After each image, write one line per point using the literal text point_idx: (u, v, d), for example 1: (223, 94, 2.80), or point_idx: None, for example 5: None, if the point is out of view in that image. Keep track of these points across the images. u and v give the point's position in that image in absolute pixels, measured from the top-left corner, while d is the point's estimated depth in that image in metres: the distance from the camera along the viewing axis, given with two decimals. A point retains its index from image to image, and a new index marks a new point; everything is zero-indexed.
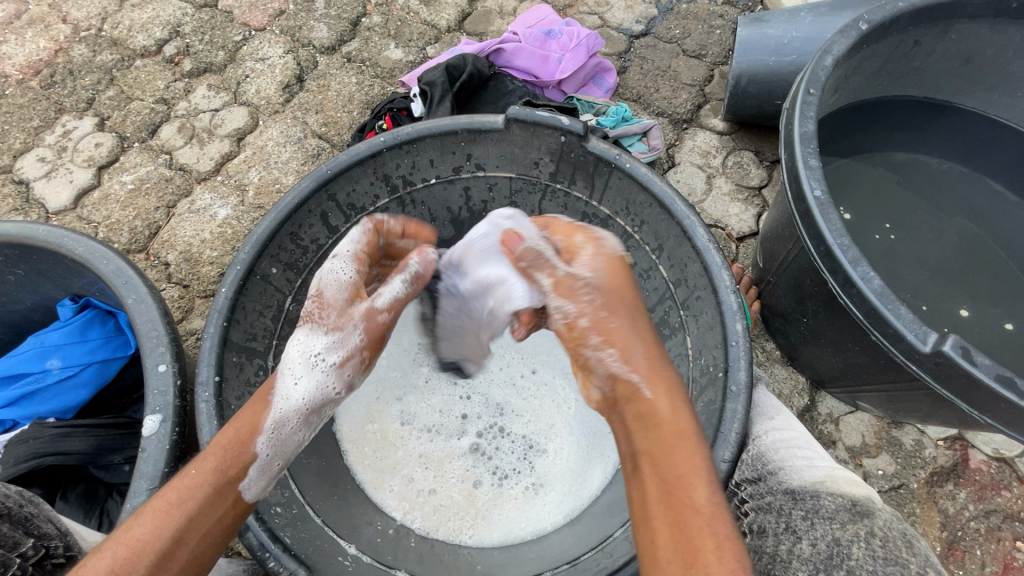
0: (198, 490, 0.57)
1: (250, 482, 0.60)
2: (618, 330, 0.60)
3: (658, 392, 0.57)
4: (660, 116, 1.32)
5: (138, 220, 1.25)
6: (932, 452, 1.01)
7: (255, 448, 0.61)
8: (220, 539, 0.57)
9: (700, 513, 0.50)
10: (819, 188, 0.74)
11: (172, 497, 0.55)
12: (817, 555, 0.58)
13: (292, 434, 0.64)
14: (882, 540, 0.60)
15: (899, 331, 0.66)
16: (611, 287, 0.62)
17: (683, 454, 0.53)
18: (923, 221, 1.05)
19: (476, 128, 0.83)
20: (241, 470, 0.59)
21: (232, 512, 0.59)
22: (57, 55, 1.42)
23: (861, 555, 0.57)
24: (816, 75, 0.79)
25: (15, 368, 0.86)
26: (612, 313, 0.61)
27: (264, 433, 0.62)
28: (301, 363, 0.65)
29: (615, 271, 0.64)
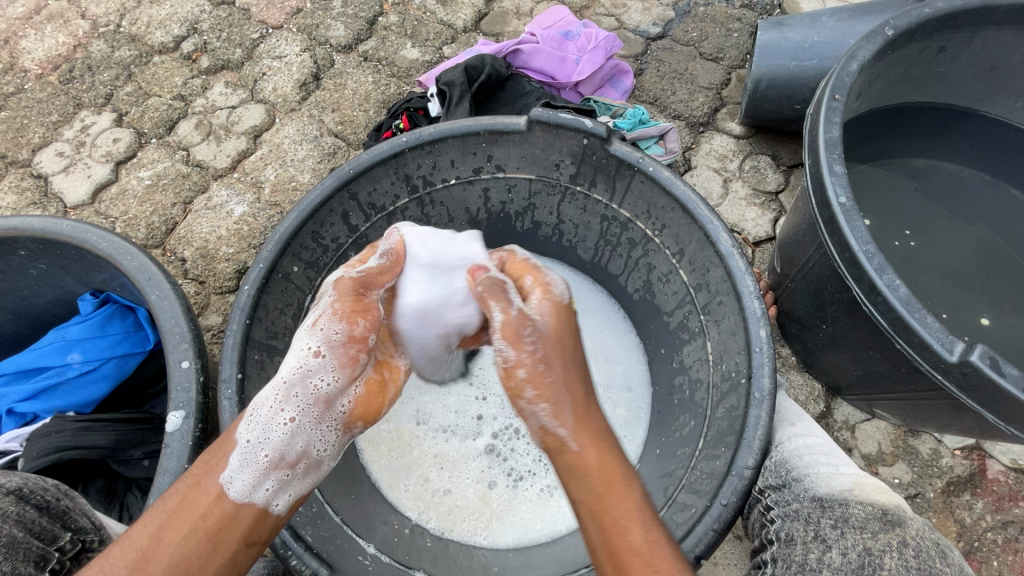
0: (183, 489, 0.56)
1: (232, 476, 0.56)
2: (551, 383, 0.59)
3: (589, 449, 0.58)
4: (676, 119, 1.31)
5: (155, 216, 1.26)
6: (950, 462, 1.00)
7: (235, 435, 0.59)
8: (205, 542, 0.54)
9: (638, 555, 0.52)
10: (844, 195, 0.73)
11: (163, 497, 0.56)
12: (849, 564, 0.60)
13: (270, 417, 0.60)
14: (914, 550, 0.61)
15: (925, 340, 0.66)
16: (553, 335, 0.61)
17: (615, 501, 0.56)
18: (944, 229, 1.04)
19: (498, 129, 0.83)
20: (219, 459, 0.57)
21: (215, 514, 0.55)
22: (75, 50, 1.43)
23: (893, 565, 0.59)
24: (841, 80, 0.79)
25: (38, 362, 0.87)
26: (551, 364, 0.60)
27: (246, 417, 0.61)
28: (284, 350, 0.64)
29: (560, 318, 0.63)
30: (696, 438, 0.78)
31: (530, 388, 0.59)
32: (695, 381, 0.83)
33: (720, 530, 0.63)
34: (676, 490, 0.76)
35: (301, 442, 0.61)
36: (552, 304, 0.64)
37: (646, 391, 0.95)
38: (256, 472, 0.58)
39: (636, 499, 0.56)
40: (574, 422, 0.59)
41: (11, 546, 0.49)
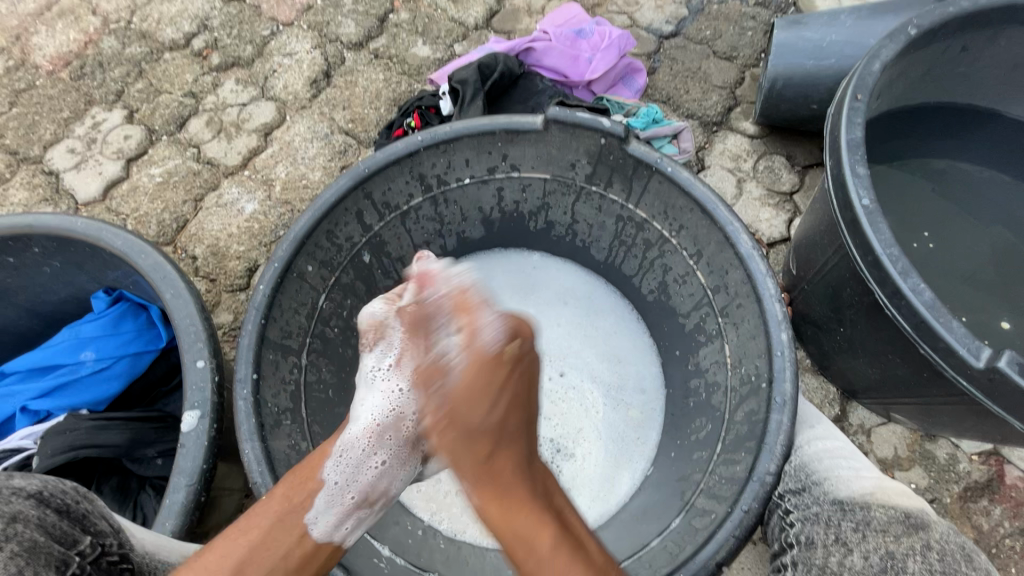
0: (265, 521, 0.61)
1: (317, 516, 0.63)
2: (451, 441, 0.62)
3: (489, 499, 0.62)
4: (689, 118, 1.30)
5: (166, 213, 1.26)
6: (967, 467, 0.99)
7: (321, 475, 0.65)
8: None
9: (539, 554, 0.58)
10: (867, 197, 0.72)
11: (240, 526, 0.60)
12: (870, 567, 0.59)
13: (362, 459, 0.68)
14: (938, 554, 0.60)
15: (950, 345, 0.65)
16: (461, 389, 0.60)
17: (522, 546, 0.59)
18: (963, 231, 1.02)
19: (514, 128, 0.82)
20: (307, 497, 0.63)
21: (296, 551, 0.60)
22: (87, 46, 1.43)
23: (918, 569, 0.58)
24: (864, 80, 0.78)
25: (52, 359, 0.87)
26: (452, 421, 0.62)
27: (332, 458, 0.67)
28: (365, 388, 0.73)
29: (476, 374, 0.60)
30: (713, 442, 0.77)
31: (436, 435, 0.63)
32: (711, 384, 0.82)
33: (741, 536, 0.62)
34: (693, 495, 0.75)
35: (384, 482, 0.70)
36: (472, 351, 0.60)
37: (659, 393, 0.94)
38: (342, 511, 0.65)
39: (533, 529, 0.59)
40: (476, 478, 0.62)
41: (32, 552, 0.47)
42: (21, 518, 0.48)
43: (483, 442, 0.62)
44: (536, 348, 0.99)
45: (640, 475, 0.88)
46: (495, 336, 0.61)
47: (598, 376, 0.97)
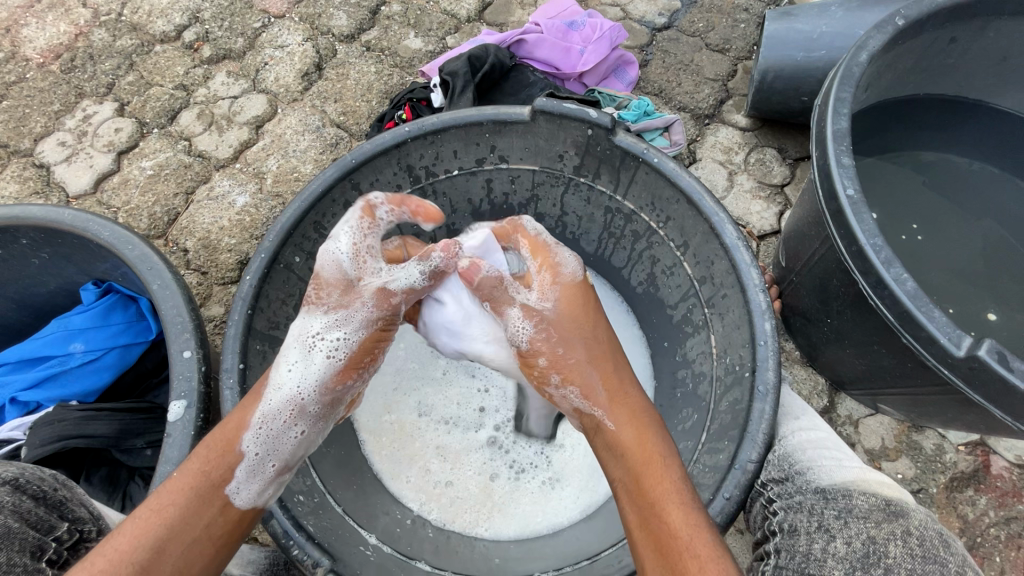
0: (183, 494, 0.57)
1: (240, 486, 0.60)
2: (576, 366, 0.68)
3: (624, 424, 0.64)
4: (681, 111, 1.30)
5: (158, 206, 1.25)
6: (953, 457, 1.00)
7: (241, 447, 0.61)
8: (213, 546, 0.57)
9: (678, 538, 0.54)
10: (852, 187, 0.73)
11: (152, 505, 0.56)
12: (853, 552, 0.59)
13: (281, 432, 0.64)
14: (919, 539, 0.60)
15: (932, 334, 0.66)
16: (569, 312, 0.71)
17: (654, 477, 0.59)
18: (950, 223, 1.03)
19: (502, 120, 0.82)
20: (227, 471, 0.60)
21: (220, 520, 0.58)
22: (77, 39, 1.42)
23: (899, 553, 0.58)
24: (850, 71, 0.78)
25: (40, 351, 0.87)
26: (571, 344, 0.69)
27: (252, 428, 0.62)
28: (296, 350, 0.66)
29: (574, 298, 0.72)
30: (699, 432, 0.78)
31: (556, 372, 0.69)
32: (698, 374, 0.82)
33: (722, 523, 0.63)
34: None
35: (303, 451, 0.66)
36: (564, 282, 0.73)
37: (648, 384, 0.94)
38: (265, 481, 0.62)
39: (677, 477, 0.59)
40: (606, 399, 0.67)
41: (6, 537, 0.50)
42: None
43: (591, 376, 0.68)
44: None
45: None
46: (575, 267, 0.75)
47: None
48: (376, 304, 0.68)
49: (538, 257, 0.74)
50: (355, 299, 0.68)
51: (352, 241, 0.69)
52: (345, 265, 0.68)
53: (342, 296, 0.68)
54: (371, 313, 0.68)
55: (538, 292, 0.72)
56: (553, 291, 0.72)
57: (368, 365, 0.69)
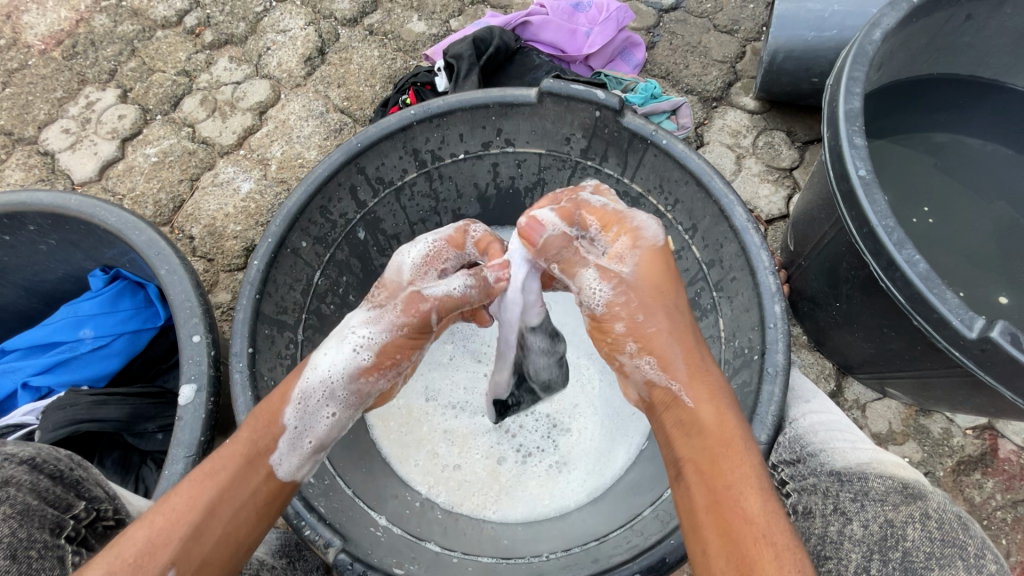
0: (223, 473, 0.55)
1: (282, 458, 0.58)
2: (655, 335, 0.62)
3: (704, 399, 0.58)
4: (689, 94, 1.28)
5: (162, 193, 1.25)
6: (961, 441, 1.00)
7: (284, 419, 0.59)
8: (253, 517, 0.55)
9: (755, 523, 0.50)
10: (864, 167, 0.72)
11: (179, 504, 0.52)
12: (870, 536, 0.60)
13: (317, 408, 0.61)
14: (937, 523, 0.60)
15: (944, 316, 0.65)
16: (649, 283, 0.63)
17: (731, 460, 0.53)
18: (962, 205, 1.01)
19: (508, 102, 0.81)
20: (272, 441, 0.58)
21: (266, 489, 0.57)
22: (78, 25, 1.41)
23: (917, 537, 0.59)
24: (863, 49, 0.76)
25: (51, 337, 0.87)
26: (650, 314, 0.62)
27: (292, 403, 0.60)
28: (333, 340, 0.62)
29: (657, 264, 0.64)
30: None
31: (633, 342, 0.62)
32: None
33: None
34: None
35: (337, 431, 0.63)
36: (645, 248, 0.65)
37: None
38: (301, 458, 0.60)
39: (757, 460, 0.54)
40: (686, 372, 0.60)
41: (25, 514, 0.52)
42: (12, 483, 0.53)
43: (682, 349, 0.61)
44: None
45: (635, 449, 0.89)
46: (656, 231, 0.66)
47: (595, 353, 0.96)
48: (404, 312, 0.62)
49: (611, 226, 0.66)
50: (391, 299, 0.64)
51: (425, 250, 0.68)
52: (406, 271, 0.66)
53: (389, 298, 0.64)
54: (403, 320, 0.62)
55: (613, 258, 0.65)
56: (635, 254, 0.64)
57: (399, 364, 0.64)
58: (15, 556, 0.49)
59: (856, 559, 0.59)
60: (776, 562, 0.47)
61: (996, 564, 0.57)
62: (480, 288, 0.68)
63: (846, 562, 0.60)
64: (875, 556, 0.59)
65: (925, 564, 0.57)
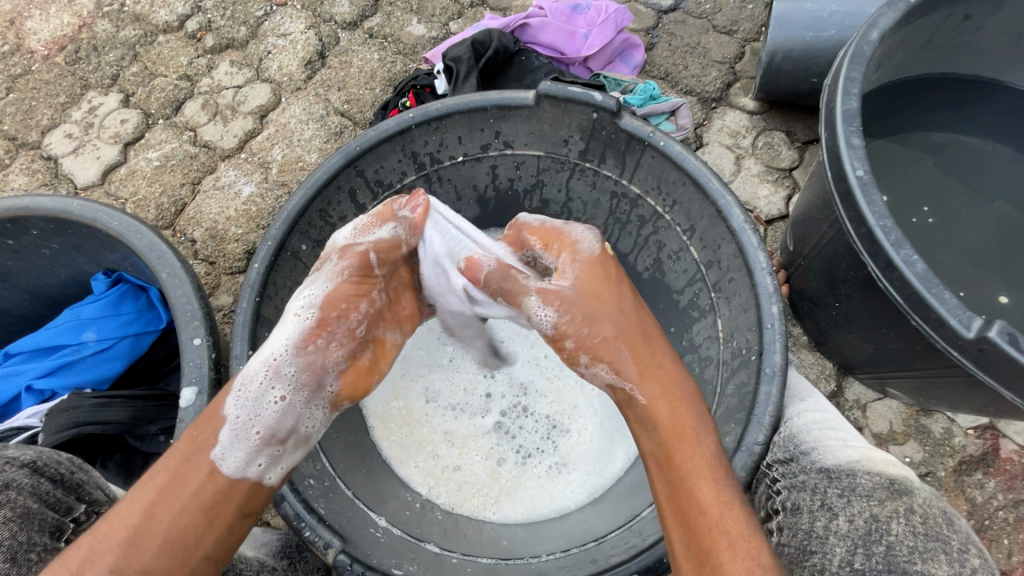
0: (154, 481, 0.56)
1: (224, 452, 0.58)
2: (604, 344, 0.64)
3: (660, 396, 0.61)
4: (688, 95, 1.28)
5: (164, 197, 1.26)
6: (962, 441, 0.99)
7: (224, 411, 0.60)
8: (201, 517, 0.56)
9: (707, 513, 0.55)
10: (862, 168, 0.72)
11: (115, 517, 0.54)
12: (857, 531, 0.61)
13: (260, 394, 0.61)
14: (922, 517, 0.61)
15: (942, 317, 0.65)
16: (590, 292, 0.65)
17: (686, 452, 0.58)
18: (962, 205, 1.01)
19: (506, 105, 0.81)
20: (212, 435, 0.59)
21: (208, 489, 0.57)
22: (81, 30, 1.42)
23: (901, 531, 0.60)
24: (861, 49, 0.76)
25: (54, 340, 0.88)
26: (595, 322, 0.64)
27: (232, 392, 0.61)
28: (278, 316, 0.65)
29: (593, 276, 0.66)
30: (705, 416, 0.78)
31: (583, 353, 0.65)
32: (705, 359, 0.82)
33: None
34: None
35: (291, 420, 0.62)
36: (583, 260, 0.67)
37: None
38: (249, 449, 0.60)
39: (711, 452, 0.58)
40: (638, 371, 0.63)
41: (25, 517, 0.53)
42: (13, 486, 0.54)
43: (633, 357, 0.63)
44: None
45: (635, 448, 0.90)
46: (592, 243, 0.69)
47: None
48: (342, 258, 0.67)
49: (552, 243, 0.70)
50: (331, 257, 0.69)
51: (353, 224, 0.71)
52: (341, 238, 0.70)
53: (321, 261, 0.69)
54: (341, 265, 0.67)
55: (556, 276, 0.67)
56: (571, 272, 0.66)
57: (346, 318, 0.65)
58: (15, 558, 0.51)
59: (840, 553, 0.60)
60: (727, 548, 0.53)
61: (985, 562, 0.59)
62: (405, 226, 0.74)
63: (830, 557, 0.60)
64: (859, 550, 0.59)
65: (909, 558, 0.58)
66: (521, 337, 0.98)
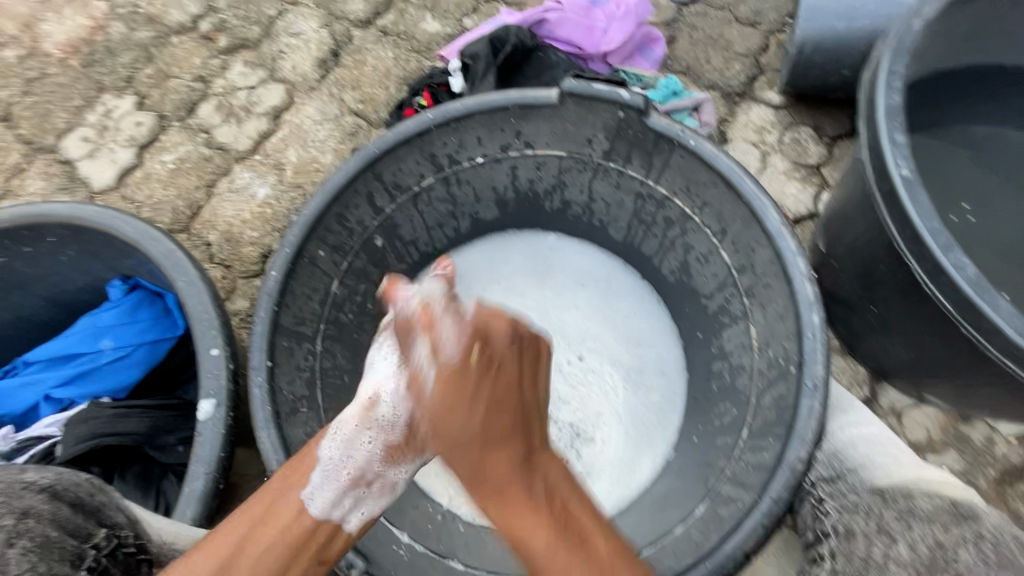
0: (252, 511, 0.56)
1: (314, 492, 0.58)
2: None
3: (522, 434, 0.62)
4: (711, 90, 1.24)
5: (179, 200, 1.25)
6: (1004, 450, 0.95)
7: (319, 451, 0.60)
8: (285, 557, 0.54)
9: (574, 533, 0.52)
10: (906, 166, 0.68)
11: (210, 542, 0.54)
12: (920, 556, 0.56)
13: (353, 439, 0.60)
14: (993, 543, 0.57)
15: (996, 325, 0.61)
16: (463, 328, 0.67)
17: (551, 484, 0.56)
18: (1004, 202, 0.96)
19: (528, 103, 0.79)
20: (303, 474, 0.58)
21: (294, 529, 0.56)
22: (95, 33, 1.41)
23: (972, 558, 0.55)
24: (903, 40, 0.72)
25: (70, 349, 0.87)
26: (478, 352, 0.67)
27: (329, 435, 0.61)
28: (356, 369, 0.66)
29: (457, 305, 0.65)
30: (738, 428, 0.75)
31: None
32: (737, 367, 0.79)
33: (769, 524, 0.61)
34: (717, 482, 0.74)
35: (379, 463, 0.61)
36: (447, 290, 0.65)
37: (681, 374, 0.91)
38: (338, 491, 0.59)
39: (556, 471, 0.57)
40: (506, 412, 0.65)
41: (45, 547, 0.49)
42: (32, 514, 0.50)
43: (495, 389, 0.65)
44: (553, 329, 0.96)
45: (662, 459, 0.86)
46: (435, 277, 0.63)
47: (618, 359, 0.94)
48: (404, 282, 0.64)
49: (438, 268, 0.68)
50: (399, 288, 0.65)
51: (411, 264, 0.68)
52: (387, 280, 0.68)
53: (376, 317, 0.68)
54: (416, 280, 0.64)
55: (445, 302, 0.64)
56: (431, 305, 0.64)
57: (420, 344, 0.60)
58: None
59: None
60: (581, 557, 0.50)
61: None
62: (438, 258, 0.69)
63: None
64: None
65: None
66: (542, 342, 0.96)
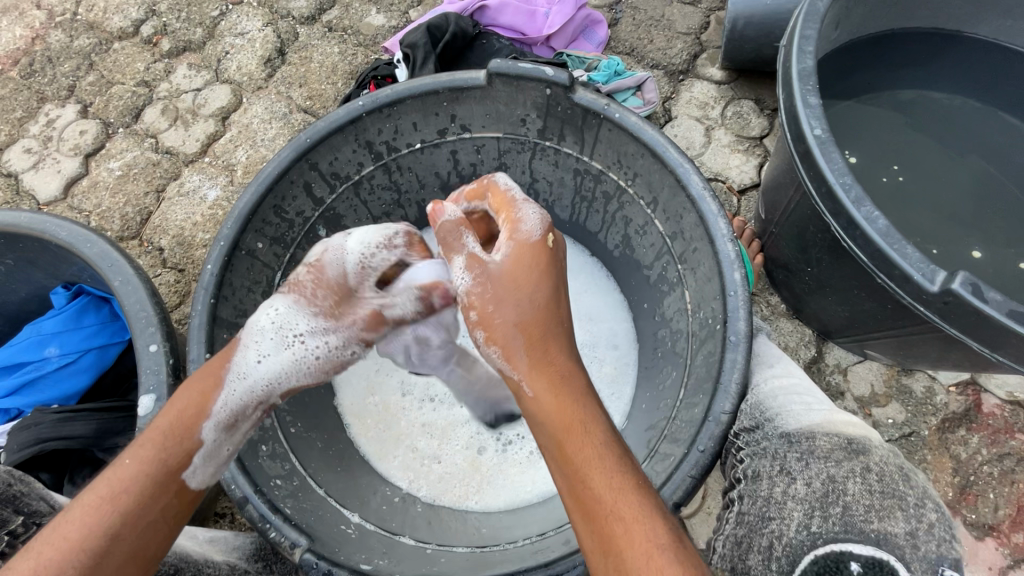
0: (130, 481, 0.57)
1: (194, 470, 0.61)
2: (500, 323, 0.63)
3: (546, 385, 0.60)
4: (655, 69, 1.26)
5: (129, 207, 1.24)
6: (944, 399, 0.99)
7: (200, 434, 0.61)
8: (167, 528, 0.58)
9: (600, 498, 0.54)
10: (819, 126, 0.70)
11: (102, 491, 0.56)
12: (813, 493, 0.62)
13: (242, 418, 0.64)
14: (878, 474, 0.62)
15: (906, 272, 0.64)
16: (509, 272, 0.64)
17: (577, 443, 0.57)
18: (931, 162, 1.00)
19: (458, 86, 0.79)
20: (183, 457, 0.60)
21: (175, 502, 0.59)
22: (34, 42, 1.38)
23: (857, 490, 0.61)
24: (814, 7, 0.75)
25: (14, 358, 0.86)
26: (500, 302, 0.63)
27: (212, 417, 0.62)
28: (270, 340, 0.65)
29: (524, 257, 0.65)
30: (677, 389, 0.77)
31: (480, 328, 0.64)
32: (676, 332, 0.81)
33: (698, 475, 0.63)
34: (658, 442, 0.74)
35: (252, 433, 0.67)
36: (519, 240, 0.66)
37: (631, 345, 0.94)
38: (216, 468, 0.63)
39: (600, 441, 0.57)
40: (528, 363, 0.62)
41: None
42: None
43: (516, 331, 0.63)
44: None
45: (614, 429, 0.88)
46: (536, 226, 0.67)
47: None
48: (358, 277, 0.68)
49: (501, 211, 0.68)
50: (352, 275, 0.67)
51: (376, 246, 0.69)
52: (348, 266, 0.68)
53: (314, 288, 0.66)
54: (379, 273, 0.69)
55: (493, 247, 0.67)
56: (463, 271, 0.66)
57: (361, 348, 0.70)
58: None
59: (797, 516, 0.61)
60: (624, 533, 0.53)
61: (935, 512, 0.60)
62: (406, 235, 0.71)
63: (788, 520, 0.61)
64: (816, 512, 0.60)
65: (865, 516, 0.58)
66: None
